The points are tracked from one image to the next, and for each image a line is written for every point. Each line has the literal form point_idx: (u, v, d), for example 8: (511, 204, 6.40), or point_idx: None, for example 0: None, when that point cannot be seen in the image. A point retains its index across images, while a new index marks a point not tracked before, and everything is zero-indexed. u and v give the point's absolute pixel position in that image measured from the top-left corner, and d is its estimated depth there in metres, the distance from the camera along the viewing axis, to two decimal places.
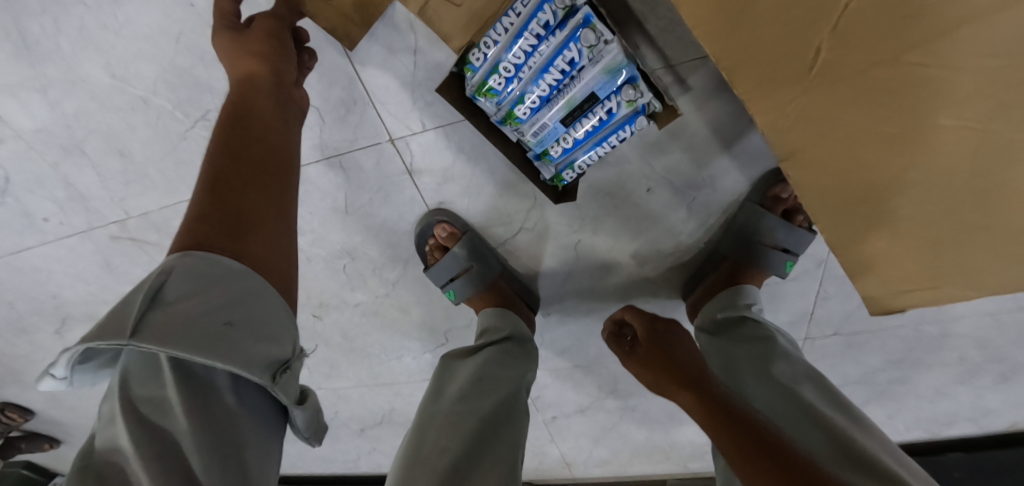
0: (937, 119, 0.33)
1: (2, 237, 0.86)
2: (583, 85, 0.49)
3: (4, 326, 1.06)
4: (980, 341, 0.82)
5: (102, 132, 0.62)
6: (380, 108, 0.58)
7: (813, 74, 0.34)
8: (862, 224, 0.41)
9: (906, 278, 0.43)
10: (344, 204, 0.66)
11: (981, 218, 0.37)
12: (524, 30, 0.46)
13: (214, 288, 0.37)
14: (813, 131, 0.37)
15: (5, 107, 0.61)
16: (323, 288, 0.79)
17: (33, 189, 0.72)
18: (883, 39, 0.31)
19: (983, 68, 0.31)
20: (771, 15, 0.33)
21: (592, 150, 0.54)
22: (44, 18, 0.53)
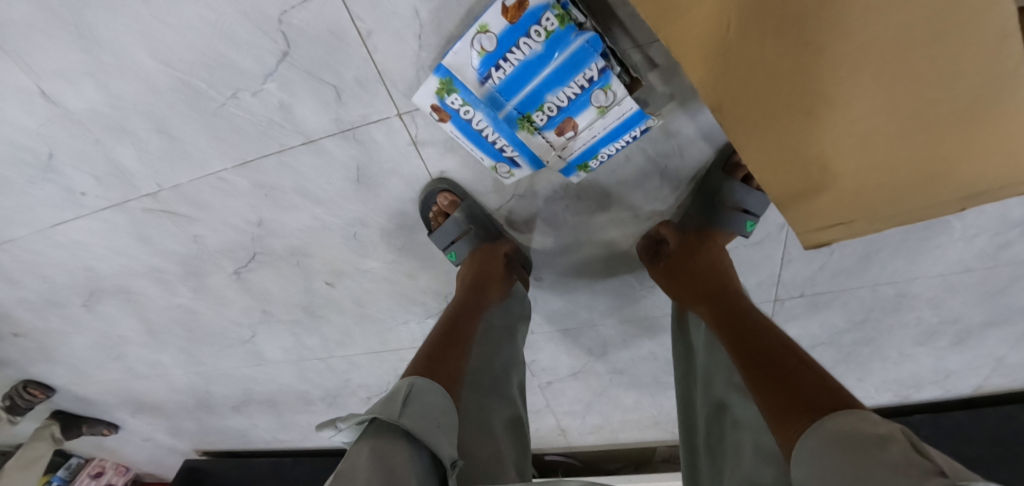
0: (835, 85, 0.41)
1: (38, 215, 0.93)
2: (564, 59, 0.56)
3: (34, 300, 1.14)
4: (934, 302, 0.90)
5: (142, 112, 0.69)
6: (391, 86, 0.63)
7: (730, 50, 0.42)
8: (790, 174, 0.49)
9: (828, 216, 0.52)
10: (357, 175, 0.73)
11: (873, 148, 0.45)
12: (514, 18, 0.54)
13: (436, 411, 0.56)
14: (739, 97, 0.45)
15: (57, 91, 0.68)
16: (337, 256, 0.87)
17: (73, 167, 0.80)
18: (783, 20, 0.39)
19: (864, 41, 0.38)
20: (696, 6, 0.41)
21: (574, 117, 0.62)
22: (100, 12, 0.59)
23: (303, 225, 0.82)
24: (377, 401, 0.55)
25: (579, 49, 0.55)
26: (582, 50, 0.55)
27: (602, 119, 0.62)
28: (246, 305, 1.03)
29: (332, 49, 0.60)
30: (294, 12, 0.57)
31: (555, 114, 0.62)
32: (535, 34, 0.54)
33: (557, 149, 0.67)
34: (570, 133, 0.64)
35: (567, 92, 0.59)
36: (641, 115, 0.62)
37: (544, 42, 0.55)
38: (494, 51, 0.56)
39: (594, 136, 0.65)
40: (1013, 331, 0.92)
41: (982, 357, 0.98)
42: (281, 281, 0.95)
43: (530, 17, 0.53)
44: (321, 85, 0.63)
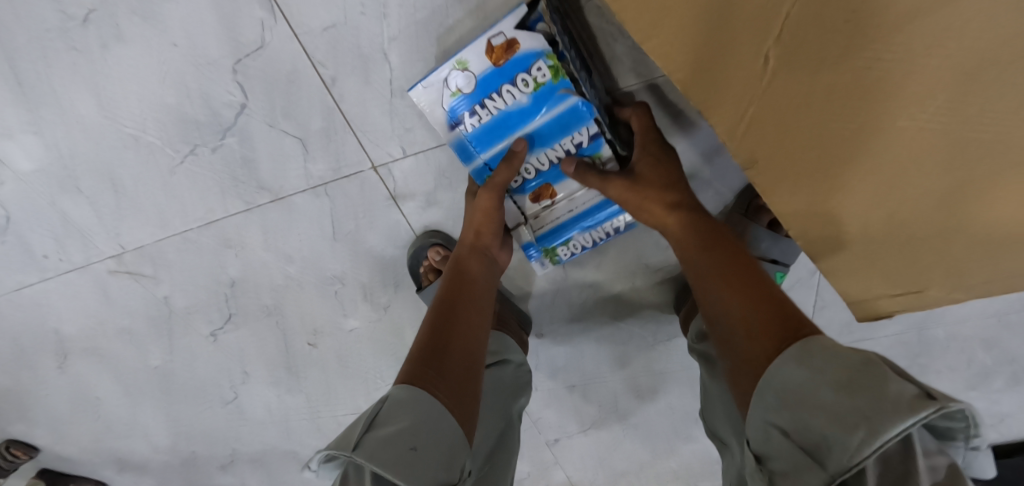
0: (892, 120, 0.34)
1: (5, 276, 0.87)
2: (553, 117, 0.51)
3: (7, 361, 1.07)
4: (986, 341, 0.81)
5: (93, 169, 0.63)
6: (361, 136, 0.56)
7: (762, 79, 0.34)
8: (832, 233, 0.41)
9: (885, 282, 0.44)
10: (332, 230, 0.66)
11: (937, 203, 0.37)
12: (505, 63, 0.47)
13: (416, 427, 0.44)
14: (770, 136, 0.37)
15: (5, 150, 0.62)
16: (317, 315, 0.79)
17: (30, 229, 0.73)
18: (823, 44, 0.32)
19: (929, 65, 0.31)
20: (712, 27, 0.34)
21: (552, 182, 0.57)
22: (39, 63, 0.53)
23: (277, 282, 0.74)
24: (341, 437, 0.46)
25: (569, 109, 0.50)
26: (571, 110, 0.50)
27: (584, 192, 0.58)
28: (225, 365, 0.94)
29: (294, 97, 0.53)
30: (247, 60, 0.51)
31: (533, 176, 0.57)
32: (522, 84, 0.49)
33: (527, 218, 0.61)
34: (545, 201, 0.59)
35: (550, 152, 0.54)
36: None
37: (531, 96, 0.49)
38: (472, 93, 0.49)
39: (570, 210, 0.60)
40: None
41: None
42: (260, 340, 0.87)
43: (518, 64, 0.47)
44: (282, 137, 0.56)
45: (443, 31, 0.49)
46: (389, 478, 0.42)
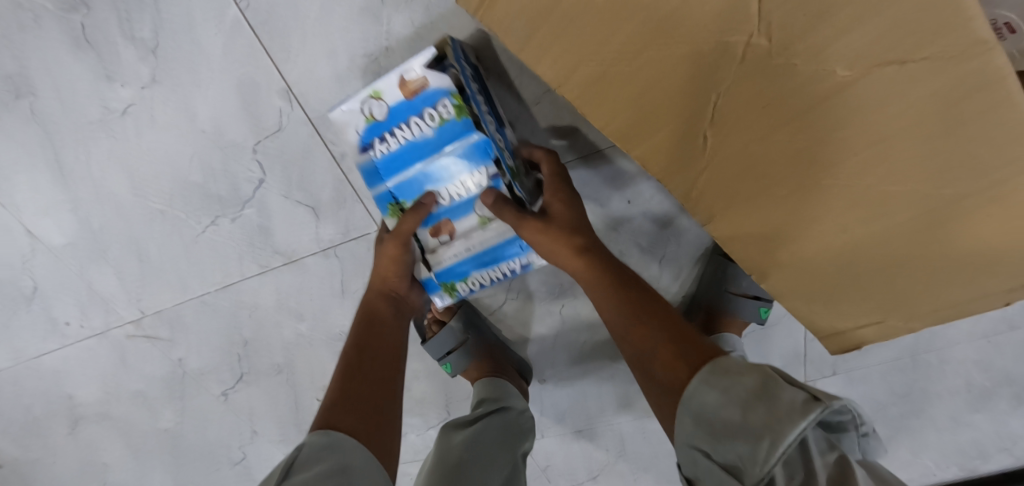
0: (833, 175, 0.37)
1: (27, 343, 0.91)
2: (456, 151, 0.50)
3: (19, 429, 1.09)
4: (979, 363, 0.83)
5: (121, 241, 0.68)
6: (368, 203, 0.61)
7: (710, 143, 0.38)
8: (794, 275, 0.44)
9: (851, 318, 0.46)
10: (341, 289, 0.70)
11: (886, 244, 0.40)
12: (414, 91, 0.48)
13: (336, 469, 0.49)
14: (725, 193, 0.40)
15: (40, 227, 0.67)
16: (326, 370, 0.82)
17: (56, 300, 0.78)
18: (761, 111, 0.36)
19: (857, 126, 0.35)
20: (663, 103, 0.37)
21: (453, 221, 0.54)
22: (80, 151, 0.59)
23: (289, 340, 0.78)
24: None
25: (473, 148, 0.50)
26: (475, 151, 0.50)
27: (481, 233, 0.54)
28: (235, 425, 0.96)
29: (307, 170, 0.59)
30: (266, 141, 0.57)
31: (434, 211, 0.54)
32: (430, 119, 0.48)
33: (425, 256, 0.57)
34: (444, 240, 0.55)
35: (453, 194, 0.52)
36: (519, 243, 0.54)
37: (440, 132, 0.49)
38: (382, 121, 0.49)
39: (468, 250, 0.55)
40: None
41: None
42: (270, 398, 0.89)
43: (427, 98, 0.48)
44: (296, 207, 0.62)
45: None
46: None
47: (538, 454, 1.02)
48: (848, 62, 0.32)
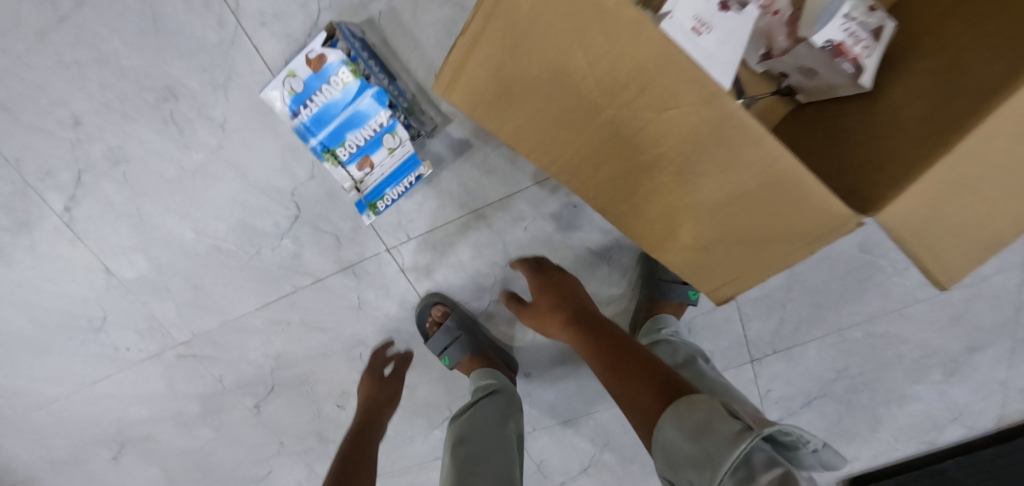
0: (666, 169, 0.47)
1: (79, 374, 1.04)
2: (361, 102, 0.65)
3: (71, 454, 1.23)
4: (903, 337, 0.98)
5: (181, 274, 0.84)
6: (378, 228, 0.80)
7: (574, 143, 0.48)
8: (664, 242, 0.53)
9: (717, 273, 0.55)
10: (358, 302, 0.86)
11: (723, 217, 0.49)
12: (318, 64, 0.62)
13: None
14: (594, 178, 0.50)
15: (118, 264, 0.84)
16: (344, 378, 0.96)
17: (121, 328, 0.94)
18: (606, 125, 0.46)
19: (675, 139, 0.44)
20: (534, 119, 0.47)
21: (371, 155, 0.69)
22: (157, 204, 0.77)
23: (313, 352, 0.93)
24: None
25: (373, 98, 0.65)
26: (373, 99, 0.65)
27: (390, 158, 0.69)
28: (266, 436, 1.10)
29: (331, 206, 0.77)
30: (301, 186, 0.75)
31: (354, 152, 0.68)
32: (336, 84, 0.63)
33: (355, 183, 0.70)
34: (367, 169, 0.69)
35: (366, 134, 0.67)
36: (417, 159, 0.69)
37: (347, 87, 0.63)
38: (302, 91, 0.64)
39: (383, 172, 0.70)
40: (997, 352, 0.99)
41: (969, 382, 1.02)
42: (296, 408, 1.04)
43: (328, 69, 0.63)
44: (323, 235, 0.79)
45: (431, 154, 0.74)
46: None
47: (533, 450, 1.15)
48: (652, 97, 0.42)
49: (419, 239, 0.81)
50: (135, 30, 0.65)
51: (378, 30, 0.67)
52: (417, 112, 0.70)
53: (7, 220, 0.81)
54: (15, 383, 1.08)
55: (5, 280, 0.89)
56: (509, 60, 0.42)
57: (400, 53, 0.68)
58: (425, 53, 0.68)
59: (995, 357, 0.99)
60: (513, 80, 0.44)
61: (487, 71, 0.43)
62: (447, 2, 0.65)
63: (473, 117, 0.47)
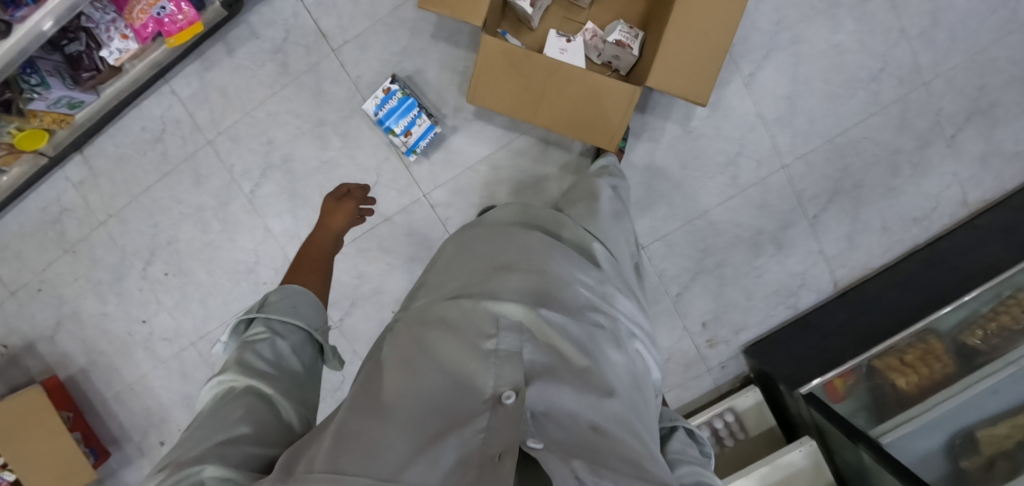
0: (557, 96, 1.24)
1: (225, 309, 1.54)
2: (406, 105, 1.31)
3: (196, 391, 1.60)
4: (734, 220, 1.44)
5: (310, 225, 1.47)
6: (420, 184, 1.43)
7: (523, 99, 1.26)
8: (576, 129, 1.27)
9: (607, 134, 1.26)
10: (410, 229, 1.46)
11: (589, 108, 1.24)
12: (387, 91, 1.30)
13: (281, 372, 0.60)
14: (535, 111, 1.27)
15: (273, 222, 1.48)
16: (400, 288, 1.50)
17: (271, 264, 1.50)
18: (529, 87, 1.24)
19: (551, 83, 1.23)
20: (505, 96, 1.25)
21: (411, 130, 1.32)
22: (304, 183, 1.45)
23: (383, 268, 1.48)
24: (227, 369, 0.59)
25: (412, 103, 1.31)
26: (412, 103, 1.31)
27: (420, 130, 1.32)
28: (347, 348, 1.55)
29: (395, 173, 1.43)
30: (383, 165, 1.43)
31: (403, 129, 1.32)
32: (394, 98, 1.30)
33: (403, 145, 1.34)
34: (409, 139, 1.33)
35: (409, 118, 1.31)
36: (432, 128, 1.33)
37: (400, 98, 1.30)
38: (379, 103, 1.31)
39: (418, 138, 1.33)
40: (801, 227, 1.44)
41: (796, 252, 1.45)
42: (369, 319, 1.52)
43: (391, 92, 1.30)
44: (391, 191, 1.44)
45: (439, 141, 1.42)
46: (284, 349, 0.63)
47: None
48: (537, 72, 1.21)
49: (444, 185, 1.43)
50: (310, 97, 1.41)
51: (413, 84, 1.39)
52: (433, 111, 1.39)
53: (215, 202, 1.47)
54: (182, 325, 1.56)
55: (202, 243, 1.50)
56: (489, 75, 1.23)
57: (425, 92, 1.40)
58: (437, 95, 1.40)
59: (801, 235, 1.44)
60: (491, 82, 1.24)
61: (483, 80, 1.24)
62: (446, 69, 1.39)
63: (493, 108, 1.27)
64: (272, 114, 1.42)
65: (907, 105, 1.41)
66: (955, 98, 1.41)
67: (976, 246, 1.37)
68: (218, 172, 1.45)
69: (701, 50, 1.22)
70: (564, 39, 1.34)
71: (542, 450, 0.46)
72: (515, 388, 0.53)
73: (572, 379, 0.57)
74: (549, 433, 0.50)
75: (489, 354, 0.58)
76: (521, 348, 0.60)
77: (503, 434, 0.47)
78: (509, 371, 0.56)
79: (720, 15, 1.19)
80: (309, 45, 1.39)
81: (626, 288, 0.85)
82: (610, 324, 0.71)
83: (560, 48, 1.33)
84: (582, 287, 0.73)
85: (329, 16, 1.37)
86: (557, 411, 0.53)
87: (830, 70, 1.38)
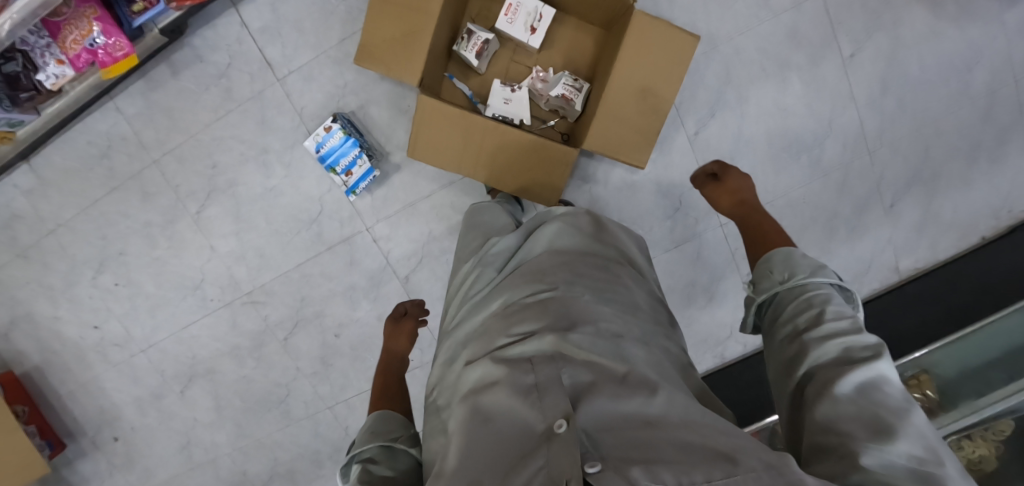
0: (490, 150, 1.23)
1: (173, 321, 1.56)
2: (347, 146, 1.34)
3: (146, 396, 1.63)
4: (669, 271, 1.46)
5: (254, 248, 1.48)
6: (361, 216, 1.45)
7: (459, 154, 1.23)
8: (510, 184, 1.27)
9: (546, 187, 1.28)
10: (353, 259, 1.48)
11: (524, 163, 1.24)
12: (329, 131, 1.34)
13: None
14: (468, 166, 1.25)
15: (219, 241, 1.49)
16: (341, 312, 1.52)
17: (219, 280, 1.51)
18: (464, 141, 1.21)
19: (483, 138, 1.21)
20: (441, 149, 1.23)
21: (351, 169, 1.36)
22: (249, 206, 1.46)
23: (326, 293, 1.51)
24: None
25: (353, 144, 1.34)
26: (352, 144, 1.34)
27: (359, 170, 1.35)
28: (290, 365, 1.58)
29: (338, 204, 1.45)
30: (327, 196, 1.44)
31: (343, 168, 1.36)
32: (336, 138, 1.34)
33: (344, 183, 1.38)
34: (348, 178, 1.36)
35: (349, 158, 1.35)
36: (371, 170, 1.36)
37: (341, 137, 1.34)
38: (321, 142, 1.35)
39: (357, 176, 1.36)
40: (734, 283, 1.47)
41: (727, 303, 1.49)
42: (311, 338, 1.55)
43: (332, 131, 1.34)
44: (334, 221, 1.46)
45: (383, 178, 1.43)
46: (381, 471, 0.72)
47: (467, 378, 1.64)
48: (468, 125, 1.19)
49: (385, 220, 1.45)
50: (254, 123, 1.41)
51: (358, 121, 1.40)
52: (376, 149, 1.41)
53: (161, 219, 1.48)
54: (131, 333, 1.58)
55: (150, 258, 1.52)
56: (420, 129, 1.19)
57: (370, 129, 1.41)
58: (381, 132, 1.41)
59: (733, 290, 1.47)
60: (424, 137, 1.20)
61: (417, 135, 1.20)
62: (391, 108, 1.41)
63: (435, 164, 1.24)
64: (217, 138, 1.42)
65: (851, 171, 1.43)
66: (894, 164, 1.43)
67: (892, 317, 1.45)
68: (165, 191, 1.46)
69: (644, 99, 1.21)
70: (509, 89, 1.33)
71: (600, 473, 0.50)
72: (565, 416, 0.58)
73: (618, 390, 0.63)
74: (605, 444, 0.55)
75: (530, 391, 0.64)
76: (559, 375, 0.65)
77: (561, 465, 0.52)
78: (553, 402, 0.61)
79: (670, 67, 1.19)
80: (252, 73, 1.39)
81: (642, 289, 0.93)
82: (641, 344, 0.76)
83: (504, 98, 1.33)
84: (596, 303, 0.80)
85: (274, 45, 1.37)
86: (610, 422, 0.59)
87: (776, 133, 1.41)
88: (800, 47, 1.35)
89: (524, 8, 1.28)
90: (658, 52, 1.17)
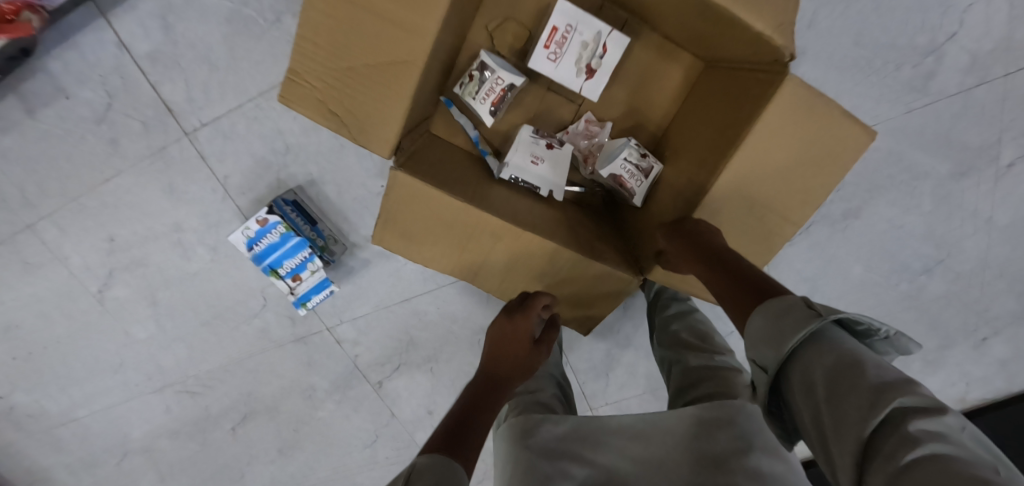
0: (508, 252, 0.80)
1: (95, 399, 1.24)
2: (292, 243, 0.95)
3: (78, 459, 1.32)
4: None
5: (181, 337, 1.15)
6: (319, 314, 1.11)
7: (463, 251, 0.81)
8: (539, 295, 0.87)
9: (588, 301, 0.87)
10: (309, 359, 1.16)
11: (559, 272, 0.82)
12: (262, 224, 0.93)
13: None
14: (475, 267, 0.84)
15: (134, 327, 1.14)
16: (297, 408, 1.24)
17: (142, 364, 1.19)
18: (468, 237, 0.79)
19: (499, 237, 0.78)
20: (437, 242, 0.80)
21: (301, 272, 0.97)
22: (167, 290, 1.09)
23: (278, 390, 1.21)
24: None
25: (299, 242, 0.95)
26: (299, 244, 0.95)
27: (311, 275, 0.97)
28: (241, 454, 1.31)
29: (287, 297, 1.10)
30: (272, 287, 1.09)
31: (290, 270, 0.97)
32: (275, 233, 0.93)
33: (292, 289, 0.99)
34: (297, 282, 0.98)
35: (296, 260, 0.96)
36: (328, 280, 0.99)
37: (283, 234, 0.93)
38: (253, 236, 0.93)
39: (309, 282, 0.98)
40: None
41: None
42: (264, 430, 1.27)
43: (269, 225, 0.93)
44: (282, 316, 1.12)
45: (346, 273, 1.06)
46: None
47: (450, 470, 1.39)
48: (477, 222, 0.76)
49: (351, 321, 1.11)
50: (161, 191, 1.00)
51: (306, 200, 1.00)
52: (333, 243, 1.02)
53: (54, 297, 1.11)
54: (47, 406, 1.25)
55: (49, 337, 1.16)
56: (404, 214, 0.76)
57: (326, 212, 1.01)
58: (340, 215, 1.01)
59: None
60: (414, 224, 0.78)
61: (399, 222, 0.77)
62: (353, 182, 1.00)
63: (424, 258, 0.82)
64: (110, 206, 1.00)
65: (963, 306, 1.08)
66: (1011, 303, 1.08)
67: None
68: (50, 265, 1.05)
69: (767, 208, 0.75)
70: (542, 143, 0.86)
71: None
72: None
73: None
74: None
75: None
76: None
77: None
78: None
79: (827, 150, 0.70)
80: (147, 120, 0.95)
81: None
82: None
83: (532, 155, 0.85)
84: None
85: (173, 81, 0.93)
86: None
87: (876, 254, 1.05)
88: (937, 145, 0.99)
89: (577, 37, 0.80)
90: (817, 125, 0.69)
